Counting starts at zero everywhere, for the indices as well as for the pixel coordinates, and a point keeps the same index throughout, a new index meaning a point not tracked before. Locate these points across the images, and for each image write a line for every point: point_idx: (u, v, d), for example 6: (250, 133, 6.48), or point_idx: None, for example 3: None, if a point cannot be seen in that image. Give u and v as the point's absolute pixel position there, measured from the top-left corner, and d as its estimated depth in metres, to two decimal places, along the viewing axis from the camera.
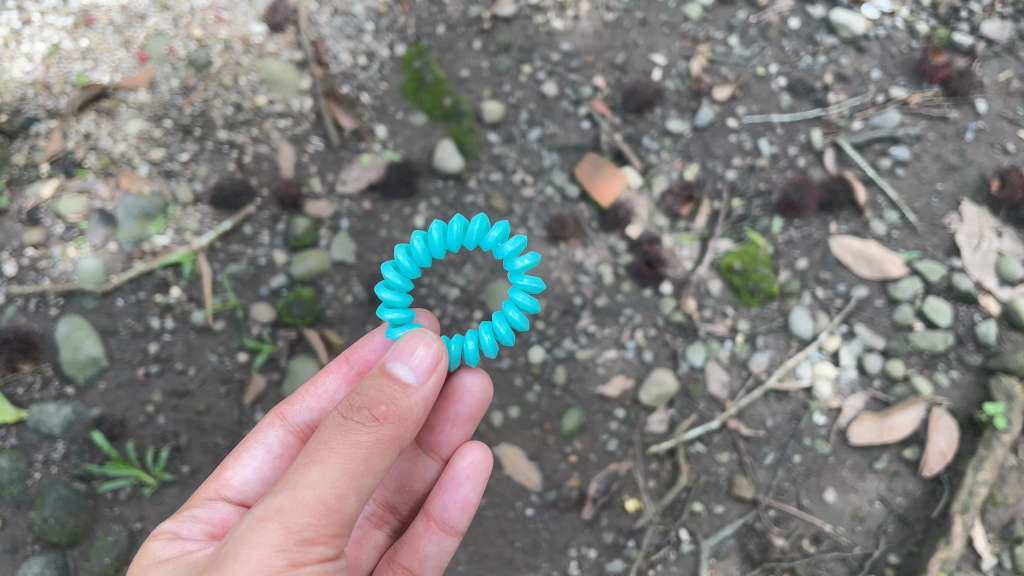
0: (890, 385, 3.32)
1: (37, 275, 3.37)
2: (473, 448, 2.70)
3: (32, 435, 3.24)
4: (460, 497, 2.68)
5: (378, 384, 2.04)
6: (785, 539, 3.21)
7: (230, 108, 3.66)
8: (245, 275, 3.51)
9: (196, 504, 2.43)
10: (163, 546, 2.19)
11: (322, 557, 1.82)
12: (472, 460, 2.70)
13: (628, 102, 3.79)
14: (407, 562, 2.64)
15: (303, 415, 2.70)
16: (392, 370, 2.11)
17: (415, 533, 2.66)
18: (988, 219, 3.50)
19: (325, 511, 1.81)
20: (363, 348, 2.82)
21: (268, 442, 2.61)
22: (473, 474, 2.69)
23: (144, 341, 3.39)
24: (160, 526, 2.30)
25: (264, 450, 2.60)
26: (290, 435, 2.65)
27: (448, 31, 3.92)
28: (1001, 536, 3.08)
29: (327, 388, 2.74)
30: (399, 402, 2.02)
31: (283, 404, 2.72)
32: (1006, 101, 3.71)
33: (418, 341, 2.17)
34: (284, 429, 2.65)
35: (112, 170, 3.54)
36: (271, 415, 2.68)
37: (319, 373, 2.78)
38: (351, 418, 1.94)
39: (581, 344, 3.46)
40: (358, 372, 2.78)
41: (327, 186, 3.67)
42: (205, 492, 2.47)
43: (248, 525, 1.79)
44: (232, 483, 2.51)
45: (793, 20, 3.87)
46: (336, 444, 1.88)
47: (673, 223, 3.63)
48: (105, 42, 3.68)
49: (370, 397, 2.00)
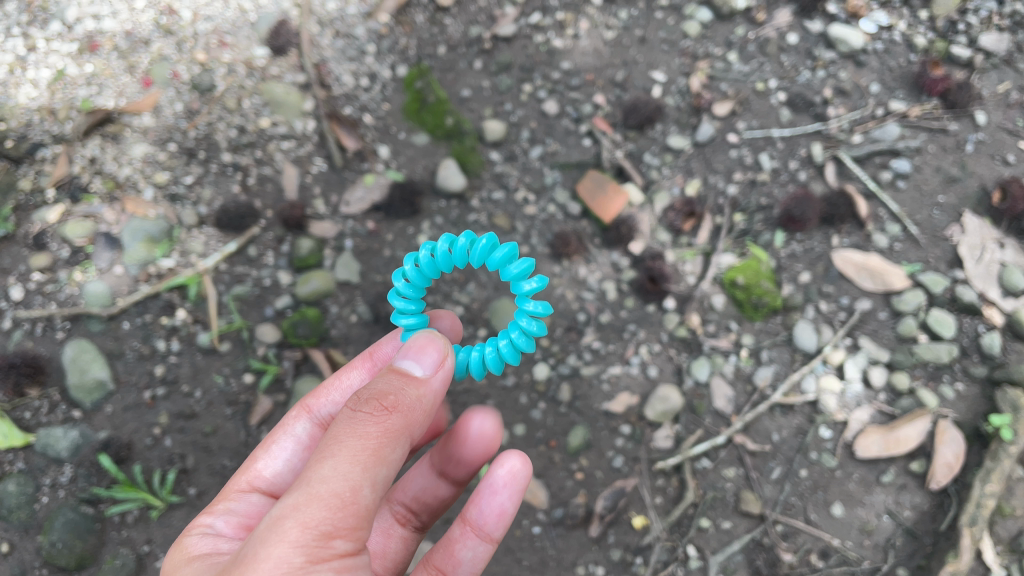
0: (895, 398, 3.31)
1: (44, 299, 3.39)
2: (510, 456, 2.53)
3: (40, 459, 3.25)
4: (497, 505, 2.55)
5: (390, 378, 2.03)
6: (793, 554, 3.19)
7: (234, 131, 3.69)
8: (250, 296, 3.52)
9: (229, 497, 2.43)
10: (199, 544, 2.18)
11: (341, 552, 1.75)
12: (511, 468, 2.54)
13: (628, 119, 3.81)
14: (440, 564, 2.56)
15: (330, 407, 2.68)
16: (400, 366, 2.08)
17: (451, 537, 2.59)
18: (989, 231, 3.50)
19: (340, 505, 1.76)
20: (388, 344, 2.81)
21: (296, 434, 2.61)
22: (511, 482, 2.54)
23: (150, 364, 3.40)
24: (195, 521, 2.31)
25: (291, 442, 2.59)
26: (316, 426, 2.64)
27: (449, 51, 3.97)
28: (1009, 548, 3.06)
29: (350, 383, 2.72)
30: (410, 392, 2.01)
31: (309, 396, 2.70)
32: (1005, 113, 3.72)
33: (429, 341, 2.15)
34: (311, 421, 2.64)
35: (117, 195, 3.56)
36: (297, 407, 2.68)
37: (344, 368, 2.76)
38: (360, 410, 1.91)
39: (585, 360, 3.47)
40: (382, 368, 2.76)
41: (331, 207, 3.69)
42: (236, 484, 2.48)
43: (264, 526, 1.74)
44: (263, 474, 2.50)
45: (791, 36, 3.91)
46: (348, 437, 1.84)
47: (675, 239, 3.65)
48: (110, 67, 3.73)
49: (380, 389, 1.98)
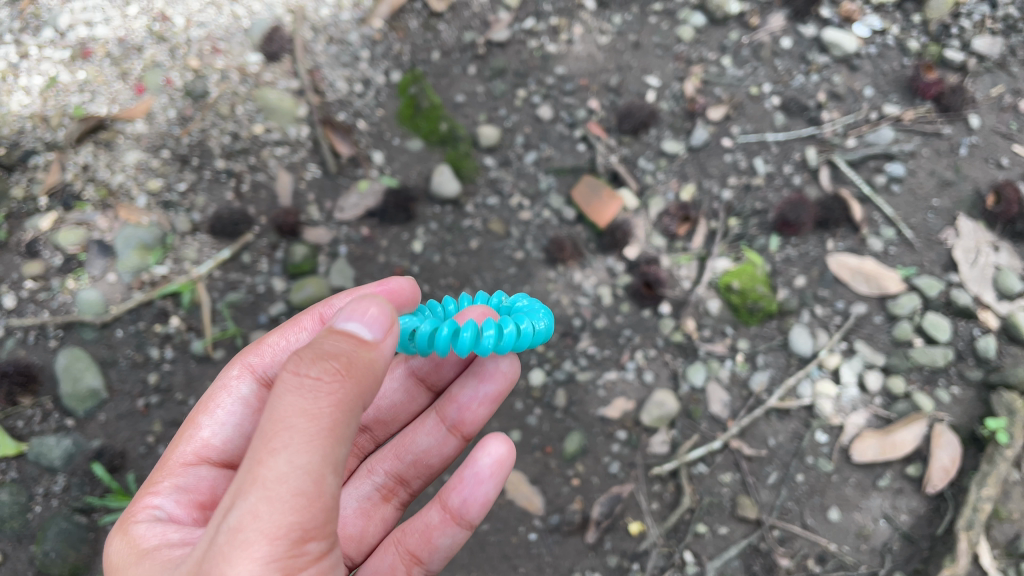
0: (891, 402, 3.31)
1: (36, 308, 3.39)
2: (495, 442, 2.45)
3: (32, 468, 3.22)
4: (480, 493, 2.48)
5: (331, 341, 1.77)
6: (790, 560, 3.17)
7: (227, 137, 3.68)
8: (244, 303, 3.51)
9: (174, 472, 2.25)
10: (145, 530, 2.00)
11: (312, 553, 1.66)
12: (496, 456, 2.46)
13: (623, 124, 3.81)
14: (416, 549, 2.54)
15: (275, 367, 2.52)
16: (342, 328, 1.82)
17: (430, 524, 2.52)
18: (984, 234, 3.51)
19: (304, 505, 1.62)
20: (338, 302, 2.67)
21: (241, 393, 2.45)
22: (496, 472, 2.47)
23: (144, 372, 3.38)
24: (139, 504, 2.14)
25: (237, 404, 2.43)
26: (261, 385, 2.49)
27: (443, 57, 3.97)
28: (1006, 552, 3.05)
29: (297, 340, 2.56)
30: (358, 357, 1.77)
31: (250, 352, 2.53)
32: (998, 116, 3.74)
33: (368, 297, 1.87)
34: (256, 381, 2.48)
35: (110, 202, 3.54)
36: (238, 365, 2.49)
37: (288, 325, 2.58)
38: (302, 382, 1.69)
39: (581, 365, 3.46)
40: (323, 320, 2.59)
41: (325, 213, 3.68)
42: (181, 456, 2.30)
43: (224, 538, 1.59)
44: (212, 444, 2.35)
45: (785, 40, 3.92)
46: (293, 420, 1.64)
47: (671, 243, 3.64)
48: (102, 74, 3.72)
49: (321, 353, 1.74)
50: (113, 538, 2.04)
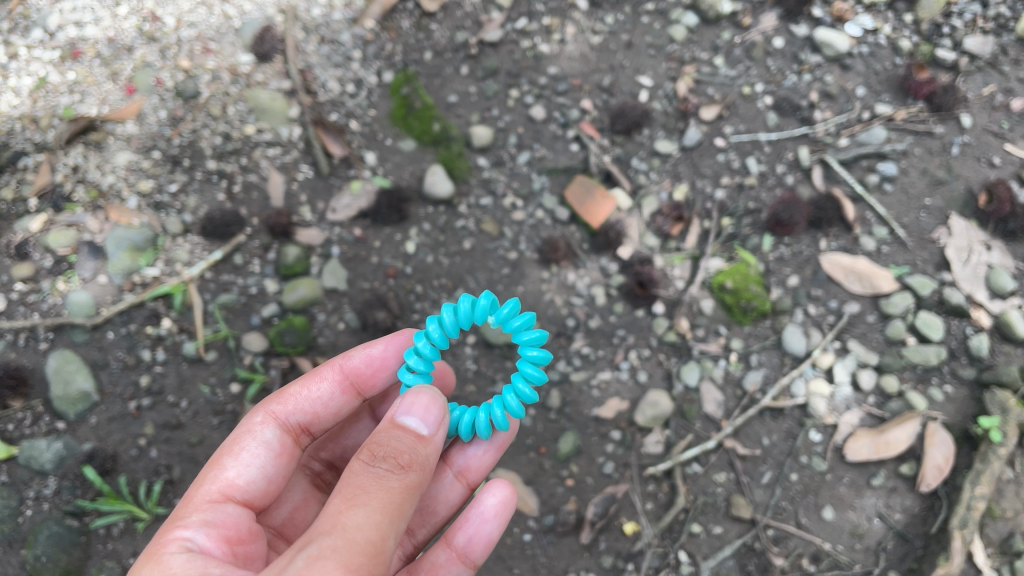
0: (884, 401, 3.32)
1: (27, 310, 3.38)
2: (500, 483, 2.62)
3: (23, 471, 3.21)
4: (485, 532, 2.62)
5: (393, 434, 2.06)
6: (784, 559, 3.18)
7: (219, 138, 3.66)
8: (236, 304, 3.49)
9: (201, 507, 2.25)
10: (182, 563, 2.03)
11: None
12: (500, 496, 2.63)
13: (616, 124, 3.81)
14: None
15: (296, 415, 2.61)
16: (402, 421, 2.11)
17: (435, 562, 2.59)
18: (976, 233, 3.52)
19: (374, 551, 1.83)
20: (357, 355, 2.71)
21: (266, 439, 2.49)
22: (500, 511, 2.63)
23: (135, 374, 3.35)
24: (169, 536, 2.15)
25: (262, 449, 2.47)
26: (284, 433, 2.55)
27: (435, 57, 3.96)
28: (999, 550, 3.07)
29: (320, 394, 2.66)
30: (419, 448, 2.05)
31: (273, 402, 2.59)
32: (990, 115, 3.75)
33: (423, 394, 2.19)
34: (279, 428, 2.54)
35: (101, 204, 3.53)
36: (261, 412, 2.55)
37: (310, 376, 2.67)
38: (378, 465, 1.96)
39: (575, 366, 3.45)
40: (351, 379, 2.70)
41: (318, 214, 3.66)
42: (205, 495, 2.30)
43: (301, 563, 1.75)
44: (237, 484, 2.37)
45: (777, 40, 3.92)
46: (373, 487, 1.91)
47: (664, 243, 3.65)
48: (92, 74, 3.70)
49: (389, 446, 2.02)
50: (142, 567, 2.05)
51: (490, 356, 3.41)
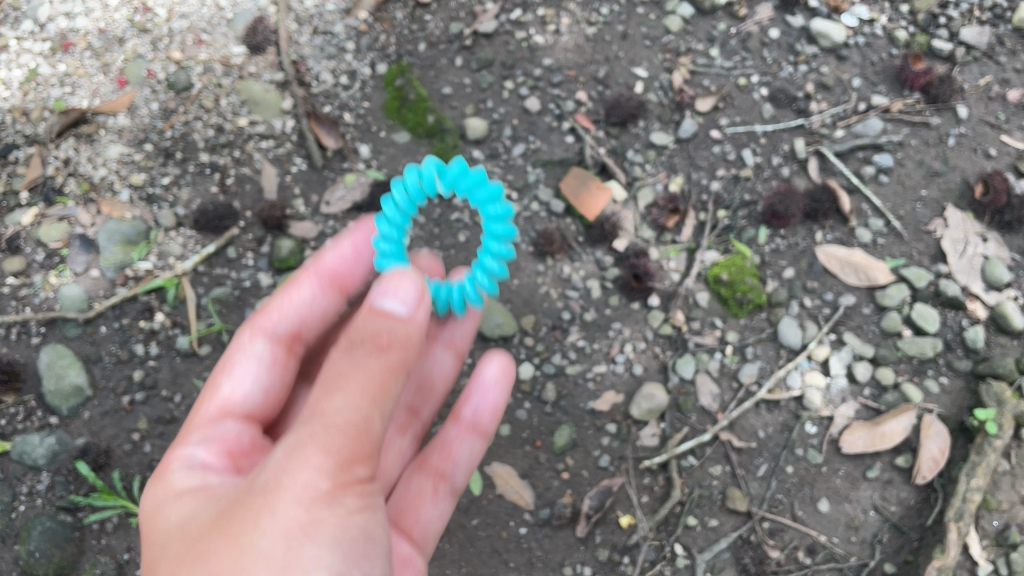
0: (880, 393, 3.31)
1: (19, 304, 3.36)
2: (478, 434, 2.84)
3: (16, 467, 3.19)
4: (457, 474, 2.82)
5: (374, 321, 1.95)
6: (780, 551, 3.16)
7: (211, 130, 3.65)
8: (230, 298, 3.47)
9: (201, 425, 2.29)
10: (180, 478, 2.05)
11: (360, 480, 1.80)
12: (473, 448, 2.85)
13: (611, 116, 3.78)
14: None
15: (283, 324, 2.53)
16: (383, 304, 2.00)
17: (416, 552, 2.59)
18: (972, 224, 3.53)
19: (356, 431, 1.77)
20: (331, 254, 2.65)
21: (255, 350, 2.46)
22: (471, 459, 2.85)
23: (128, 368, 3.33)
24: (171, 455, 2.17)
25: (253, 360, 2.44)
26: (274, 343, 2.50)
27: (429, 48, 3.94)
28: (995, 542, 3.07)
29: (302, 297, 2.57)
30: (401, 330, 1.96)
31: (257, 315, 2.53)
32: (986, 106, 3.77)
33: (406, 276, 2.08)
34: (269, 339, 2.49)
35: (92, 196, 3.53)
36: (247, 327, 2.50)
37: (289, 284, 2.59)
38: (356, 350, 1.89)
39: (570, 359, 3.42)
40: (330, 278, 2.63)
41: (312, 207, 3.64)
42: (207, 411, 2.34)
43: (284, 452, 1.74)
44: (235, 398, 2.38)
45: (773, 30, 3.90)
46: (351, 370, 1.84)
47: (660, 236, 3.63)
48: (83, 66, 3.72)
49: (369, 331, 1.93)
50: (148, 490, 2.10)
51: (486, 350, 3.42)
